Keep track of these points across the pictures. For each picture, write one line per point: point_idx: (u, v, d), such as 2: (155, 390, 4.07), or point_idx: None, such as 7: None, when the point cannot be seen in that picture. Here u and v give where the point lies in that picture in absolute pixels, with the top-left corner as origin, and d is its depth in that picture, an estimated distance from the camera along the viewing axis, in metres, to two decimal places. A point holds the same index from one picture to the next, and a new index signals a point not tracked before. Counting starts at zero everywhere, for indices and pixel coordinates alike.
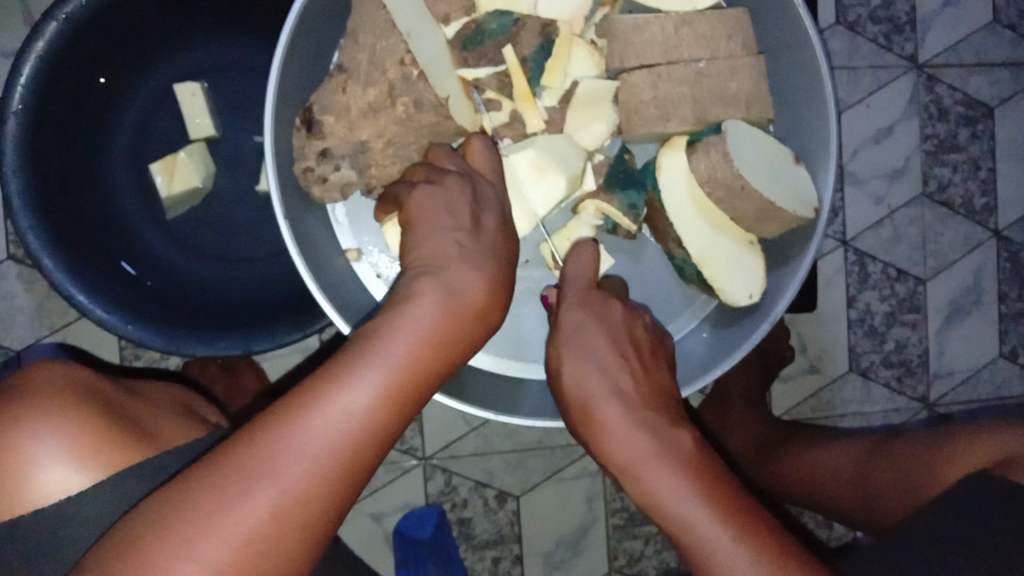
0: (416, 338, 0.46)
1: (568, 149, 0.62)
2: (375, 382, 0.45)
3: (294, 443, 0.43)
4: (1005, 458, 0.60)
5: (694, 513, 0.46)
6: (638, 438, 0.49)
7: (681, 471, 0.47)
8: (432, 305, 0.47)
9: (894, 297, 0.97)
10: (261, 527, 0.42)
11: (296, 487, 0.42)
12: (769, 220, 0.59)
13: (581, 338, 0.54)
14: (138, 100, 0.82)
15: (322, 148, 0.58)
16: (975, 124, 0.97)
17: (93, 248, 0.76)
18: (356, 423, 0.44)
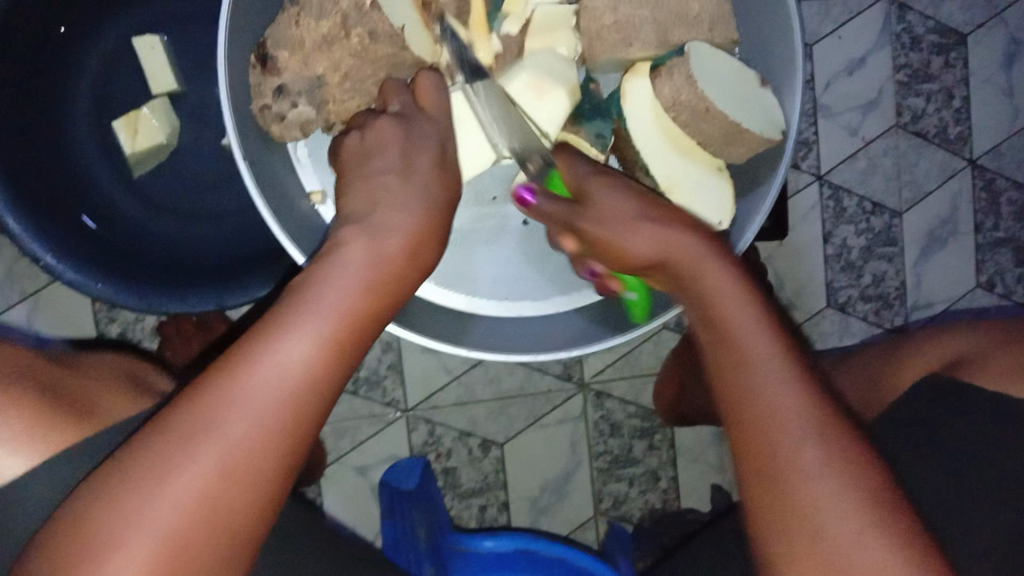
0: (349, 282, 0.46)
1: (559, 63, 0.60)
2: (313, 327, 0.44)
3: (235, 397, 0.42)
4: (956, 358, 0.58)
5: (723, 296, 0.42)
6: (671, 235, 0.45)
7: (721, 276, 0.43)
8: (362, 258, 0.47)
9: (870, 231, 0.97)
10: (211, 488, 0.41)
11: (242, 444, 0.41)
12: (735, 144, 0.58)
13: (603, 193, 0.50)
14: (94, 55, 0.80)
15: (278, 84, 0.59)
16: (947, 52, 0.96)
17: (56, 206, 0.75)
18: (299, 374, 0.43)
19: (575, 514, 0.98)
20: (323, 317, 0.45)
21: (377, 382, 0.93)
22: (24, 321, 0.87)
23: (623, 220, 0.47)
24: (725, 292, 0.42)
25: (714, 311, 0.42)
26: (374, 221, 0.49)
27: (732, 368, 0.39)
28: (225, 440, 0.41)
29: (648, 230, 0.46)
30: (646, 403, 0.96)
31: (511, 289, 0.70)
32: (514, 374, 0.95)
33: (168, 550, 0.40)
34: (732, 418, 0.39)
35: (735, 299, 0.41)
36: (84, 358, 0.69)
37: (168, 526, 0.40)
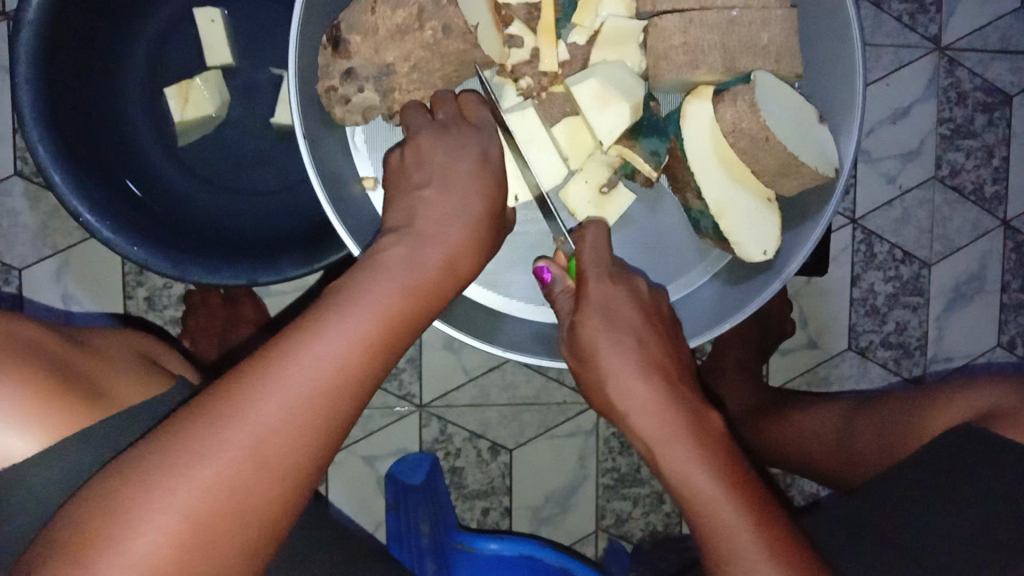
0: (388, 293, 0.48)
1: (623, 75, 0.61)
2: (351, 329, 0.46)
3: (270, 388, 0.43)
4: (994, 411, 0.59)
5: (718, 500, 0.46)
6: (671, 420, 0.49)
7: (681, 435, 0.48)
8: (402, 272, 0.49)
9: (898, 279, 0.98)
10: (240, 473, 0.42)
11: (275, 433, 0.43)
12: (790, 176, 0.59)
13: (609, 313, 0.54)
14: (155, 21, 0.81)
15: (347, 68, 0.59)
16: (992, 111, 0.97)
17: (101, 168, 0.76)
18: (335, 372, 0.45)
19: (576, 527, 0.98)
20: (361, 324, 0.46)
21: (394, 374, 0.93)
22: (54, 276, 0.88)
23: (636, 391, 0.50)
24: (718, 494, 0.46)
25: (709, 506, 0.46)
26: (423, 243, 0.51)
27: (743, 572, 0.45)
28: (254, 430, 0.42)
29: (644, 394, 0.50)
30: None
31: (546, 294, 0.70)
32: (530, 382, 0.95)
33: (186, 531, 0.40)
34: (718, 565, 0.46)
35: (700, 461, 0.47)
36: (97, 334, 0.68)
37: (191, 505, 0.41)
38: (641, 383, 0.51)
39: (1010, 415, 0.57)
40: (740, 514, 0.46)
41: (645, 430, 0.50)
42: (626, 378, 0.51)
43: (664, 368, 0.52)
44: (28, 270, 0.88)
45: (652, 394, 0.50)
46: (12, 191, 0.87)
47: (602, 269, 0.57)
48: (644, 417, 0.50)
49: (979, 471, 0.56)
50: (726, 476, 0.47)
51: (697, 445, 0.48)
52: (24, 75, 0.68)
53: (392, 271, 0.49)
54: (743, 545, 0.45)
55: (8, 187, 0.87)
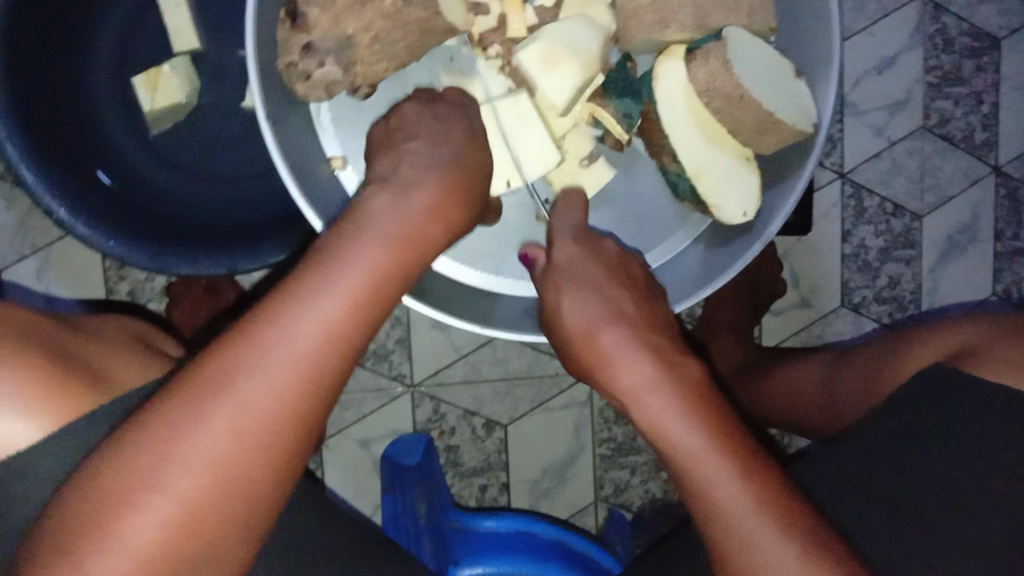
0: (371, 257, 0.45)
1: (577, 29, 0.60)
2: (332, 290, 0.44)
3: (252, 362, 0.41)
4: (961, 350, 0.57)
5: (694, 445, 0.44)
6: (643, 363, 0.48)
7: (656, 381, 0.47)
8: (383, 232, 0.47)
9: (890, 233, 0.96)
10: (223, 451, 0.40)
11: (258, 407, 0.41)
12: (767, 134, 0.57)
13: (574, 271, 0.55)
14: (118, 8, 0.79)
15: (306, 42, 0.57)
16: (979, 56, 0.95)
17: (73, 161, 0.74)
18: (318, 338, 0.43)
19: (575, 498, 0.98)
20: (345, 290, 0.44)
21: (385, 355, 0.92)
22: (35, 274, 0.87)
23: (606, 343, 0.49)
24: (693, 439, 0.44)
25: (682, 451, 0.44)
26: (405, 199, 0.49)
27: (723, 520, 0.42)
28: (242, 411, 0.41)
29: (614, 344, 0.49)
30: None
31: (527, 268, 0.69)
32: (521, 356, 0.94)
33: (180, 521, 0.40)
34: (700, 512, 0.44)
35: (678, 407, 0.45)
36: (88, 318, 0.67)
37: (184, 494, 0.40)
38: (609, 335, 0.50)
39: (976, 351, 0.55)
40: (711, 457, 0.44)
41: (616, 381, 0.49)
42: (595, 332, 0.50)
43: (634, 318, 0.51)
44: (8, 270, 0.87)
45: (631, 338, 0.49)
46: None
47: (571, 235, 0.59)
48: (615, 369, 0.48)
49: (948, 413, 0.54)
50: (705, 423, 0.45)
51: (669, 391, 0.46)
52: None
53: (375, 231, 0.46)
54: (723, 491, 0.43)
55: None
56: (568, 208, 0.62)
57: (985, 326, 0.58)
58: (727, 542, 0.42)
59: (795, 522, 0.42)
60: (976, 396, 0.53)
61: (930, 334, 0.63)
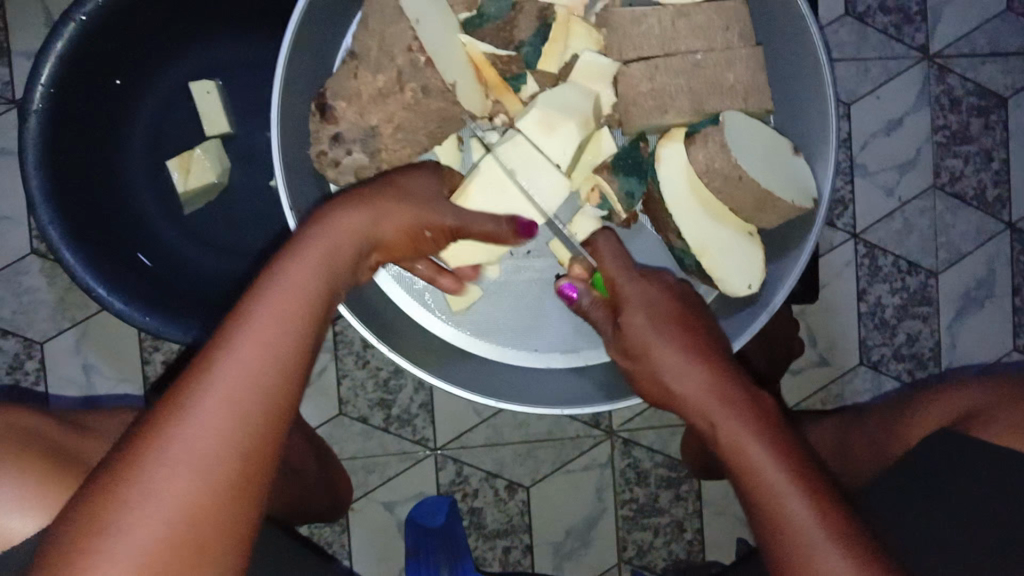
0: (289, 283, 0.42)
1: (576, 94, 0.62)
2: (256, 319, 0.40)
3: (176, 417, 0.36)
4: (970, 412, 0.58)
5: (773, 471, 0.44)
6: (721, 390, 0.50)
7: (742, 409, 0.48)
8: (302, 267, 0.43)
9: (905, 290, 0.97)
10: (161, 523, 0.34)
11: (190, 461, 0.35)
12: (767, 210, 0.59)
13: (643, 301, 0.57)
14: (154, 98, 0.84)
15: (334, 133, 0.60)
16: (987, 115, 0.96)
17: (113, 243, 0.79)
18: (246, 375, 0.38)
19: (598, 561, 0.98)
20: (279, 304, 0.41)
21: (408, 420, 0.95)
22: (74, 347, 0.92)
23: (674, 364, 0.52)
24: (772, 464, 0.44)
25: (759, 477, 0.44)
26: (350, 225, 0.49)
27: (793, 538, 0.41)
28: (183, 448, 0.35)
29: (693, 372, 0.51)
30: (673, 453, 0.97)
31: (539, 339, 0.71)
32: (541, 419, 0.96)
33: None
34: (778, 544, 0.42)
35: (759, 440, 0.46)
36: (101, 414, 0.68)
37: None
38: (680, 359, 0.52)
39: (984, 414, 0.56)
40: (772, 462, 0.44)
41: (691, 397, 0.51)
42: (654, 346, 0.53)
43: (705, 350, 0.53)
44: (50, 343, 0.92)
45: (707, 370, 0.51)
46: (30, 269, 0.91)
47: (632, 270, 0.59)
48: (686, 386, 0.51)
49: (959, 466, 0.55)
50: (782, 450, 0.45)
51: (741, 409, 0.48)
52: (33, 161, 0.72)
53: (306, 252, 0.45)
54: (796, 516, 0.42)
55: (25, 267, 0.91)
56: (609, 247, 0.62)
57: (991, 387, 0.59)
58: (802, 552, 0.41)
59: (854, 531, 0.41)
60: (988, 462, 0.54)
61: (936, 395, 0.64)
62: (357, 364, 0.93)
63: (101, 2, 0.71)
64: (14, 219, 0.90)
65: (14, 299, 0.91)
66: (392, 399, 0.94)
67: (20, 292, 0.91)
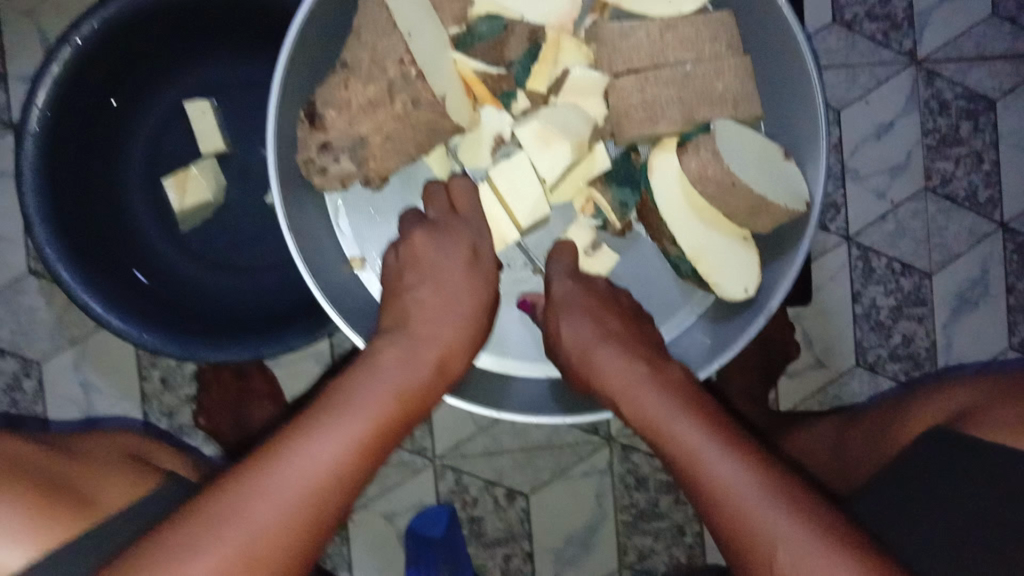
0: (379, 400, 0.48)
1: (573, 114, 0.62)
2: (344, 424, 0.46)
3: (263, 486, 0.43)
4: (965, 412, 0.58)
5: (694, 434, 0.46)
6: (634, 369, 0.52)
7: (665, 392, 0.50)
8: (387, 384, 0.49)
9: (900, 291, 0.98)
10: (229, 569, 0.41)
11: (263, 529, 0.42)
12: (761, 215, 0.60)
13: (567, 301, 0.59)
14: (149, 118, 0.85)
15: (323, 141, 0.60)
16: (977, 117, 0.97)
17: (110, 263, 0.79)
18: (326, 470, 0.44)
19: (599, 567, 0.98)
20: (365, 413, 0.47)
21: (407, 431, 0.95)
22: (74, 365, 0.92)
23: (618, 374, 0.52)
24: (692, 431, 0.46)
25: (680, 444, 0.46)
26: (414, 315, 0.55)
27: (721, 498, 0.44)
28: (263, 504, 0.43)
29: (608, 357, 0.53)
30: None
31: (538, 349, 0.71)
32: (540, 427, 0.97)
33: None
34: (713, 515, 0.44)
35: (678, 412, 0.48)
36: (89, 438, 0.68)
37: None
38: (619, 368, 0.52)
39: (980, 414, 0.56)
40: (727, 459, 0.44)
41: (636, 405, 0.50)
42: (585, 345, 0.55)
43: (623, 337, 0.55)
44: (49, 362, 0.92)
45: (627, 358, 0.53)
46: (29, 289, 0.91)
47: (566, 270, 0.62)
48: (627, 394, 0.51)
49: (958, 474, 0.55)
50: (707, 423, 0.47)
51: (660, 391, 0.50)
52: (30, 182, 0.72)
53: (393, 368, 0.51)
54: (724, 475, 0.44)
55: (25, 286, 0.91)
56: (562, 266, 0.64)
57: (986, 388, 0.60)
58: (726, 516, 0.43)
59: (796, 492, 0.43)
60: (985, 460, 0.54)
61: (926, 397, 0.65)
62: None
63: (95, 24, 0.71)
64: (11, 239, 0.90)
65: (13, 319, 0.91)
66: None
67: (20, 312, 0.91)
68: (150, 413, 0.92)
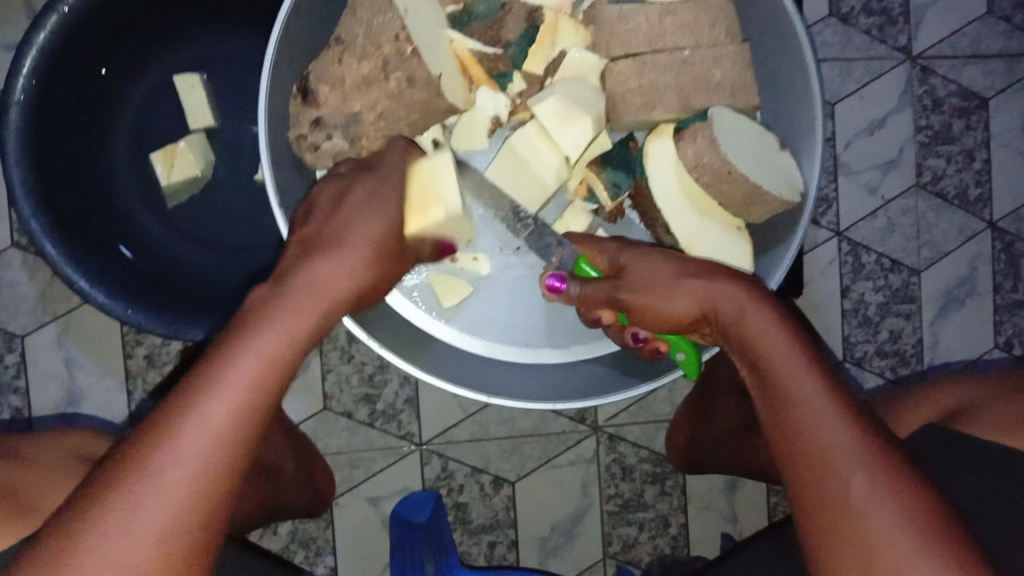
0: (268, 342, 0.46)
1: (582, 88, 0.63)
2: (232, 377, 0.44)
3: (157, 460, 0.42)
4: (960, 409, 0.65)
5: (788, 354, 0.48)
6: (728, 286, 0.52)
7: (762, 310, 0.51)
8: (277, 326, 0.47)
9: (888, 288, 0.98)
10: (144, 547, 0.41)
11: (168, 503, 0.41)
12: (756, 205, 0.60)
13: (644, 254, 0.58)
14: (137, 91, 0.83)
15: (316, 117, 0.59)
16: (969, 115, 0.97)
17: (96, 237, 0.78)
18: (221, 431, 0.43)
19: (584, 556, 0.98)
20: (255, 363, 0.45)
21: (394, 416, 0.94)
22: (56, 341, 0.91)
23: (692, 279, 0.53)
24: (786, 351, 0.48)
25: (773, 362, 0.48)
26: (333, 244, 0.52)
27: (805, 417, 0.45)
28: (161, 476, 0.41)
29: (696, 277, 0.54)
30: (658, 449, 0.97)
31: (529, 334, 0.71)
32: (527, 414, 0.96)
33: None
34: (787, 432, 0.46)
35: (778, 331, 0.49)
36: (29, 437, 0.70)
37: None
38: (692, 277, 0.54)
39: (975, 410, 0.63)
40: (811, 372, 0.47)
41: (717, 315, 0.51)
42: (665, 271, 0.55)
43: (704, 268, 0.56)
44: (30, 339, 0.91)
45: (714, 278, 0.53)
46: (11, 263, 0.90)
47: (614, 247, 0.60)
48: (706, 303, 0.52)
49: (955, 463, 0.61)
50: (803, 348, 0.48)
51: (763, 308, 0.51)
52: (13, 152, 0.71)
53: (285, 305, 0.48)
54: (813, 400, 0.45)
55: (7, 260, 0.90)
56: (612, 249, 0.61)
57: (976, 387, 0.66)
58: (800, 437, 0.45)
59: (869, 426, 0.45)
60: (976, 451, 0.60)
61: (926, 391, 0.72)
62: (342, 359, 0.93)
63: None
64: None
65: None
66: (377, 394, 0.94)
67: (2, 286, 0.90)
68: (134, 391, 0.91)
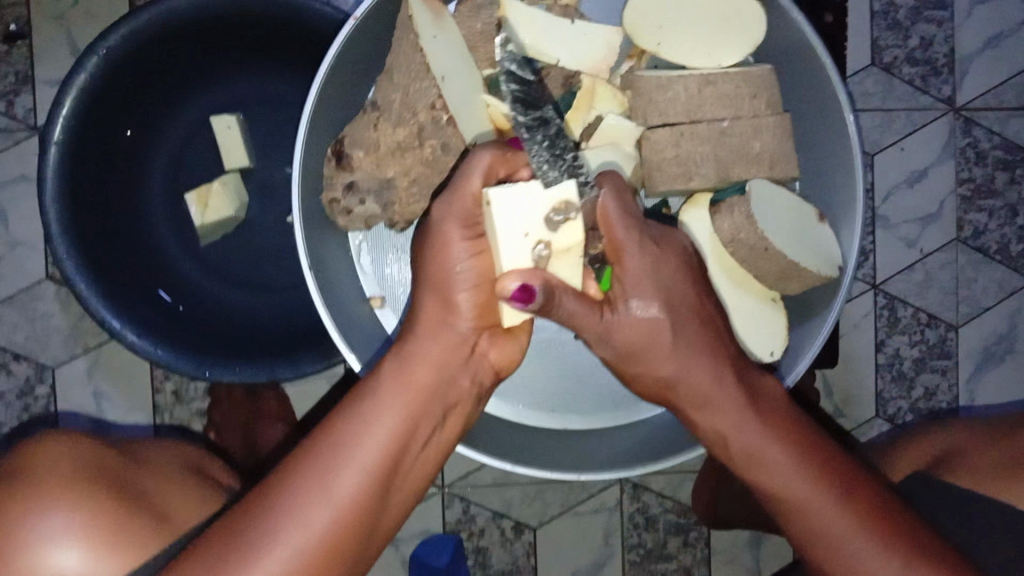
0: (365, 460, 0.50)
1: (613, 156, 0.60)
2: (332, 490, 0.48)
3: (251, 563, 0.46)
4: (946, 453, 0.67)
5: (806, 491, 0.51)
6: (744, 412, 0.54)
7: (773, 434, 0.54)
8: (375, 444, 0.50)
9: (924, 343, 0.96)
10: None
11: None
12: (791, 279, 0.59)
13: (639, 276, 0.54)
14: (174, 131, 0.84)
15: (349, 181, 0.60)
16: (1013, 169, 0.95)
17: (129, 280, 0.79)
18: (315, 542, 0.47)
19: None
20: (351, 481, 0.49)
21: None
22: (86, 373, 0.92)
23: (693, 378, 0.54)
24: (801, 484, 0.52)
25: (797, 496, 0.52)
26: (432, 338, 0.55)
27: (829, 545, 0.51)
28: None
29: (714, 378, 0.54)
30: (683, 499, 0.96)
31: (557, 400, 0.70)
32: None
33: None
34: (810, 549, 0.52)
35: (795, 465, 0.52)
36: (148, 443, 0.71)
37: None
38: (711, 371, 0.55)
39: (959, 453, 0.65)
40: (840, 508, 0.51)
41: (743, 431, 0.54)
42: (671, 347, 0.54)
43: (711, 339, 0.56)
44: (61, 369, 0.92)
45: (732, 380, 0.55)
46: (45, 295, 0.91)
47: (626, 225, 0.54)
48: (712, 423, 0.55)
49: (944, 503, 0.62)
50: (816, 474, 0.52)
51: (777, 436, 0.54)
52: (51, 192, 0.72)
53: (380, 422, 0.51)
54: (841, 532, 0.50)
55: (41, 291, 0.91)
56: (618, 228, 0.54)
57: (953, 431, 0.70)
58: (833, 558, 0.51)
59: (900, 543, 0.49)
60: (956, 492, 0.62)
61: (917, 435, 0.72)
62: None
63: (125, 35, 0.71)
64: (30, 245, 0.90)
65: (28, 324, 0.91)
66: None
67: (35, 318, 0.91)
68: (161, 424, 0.92)
